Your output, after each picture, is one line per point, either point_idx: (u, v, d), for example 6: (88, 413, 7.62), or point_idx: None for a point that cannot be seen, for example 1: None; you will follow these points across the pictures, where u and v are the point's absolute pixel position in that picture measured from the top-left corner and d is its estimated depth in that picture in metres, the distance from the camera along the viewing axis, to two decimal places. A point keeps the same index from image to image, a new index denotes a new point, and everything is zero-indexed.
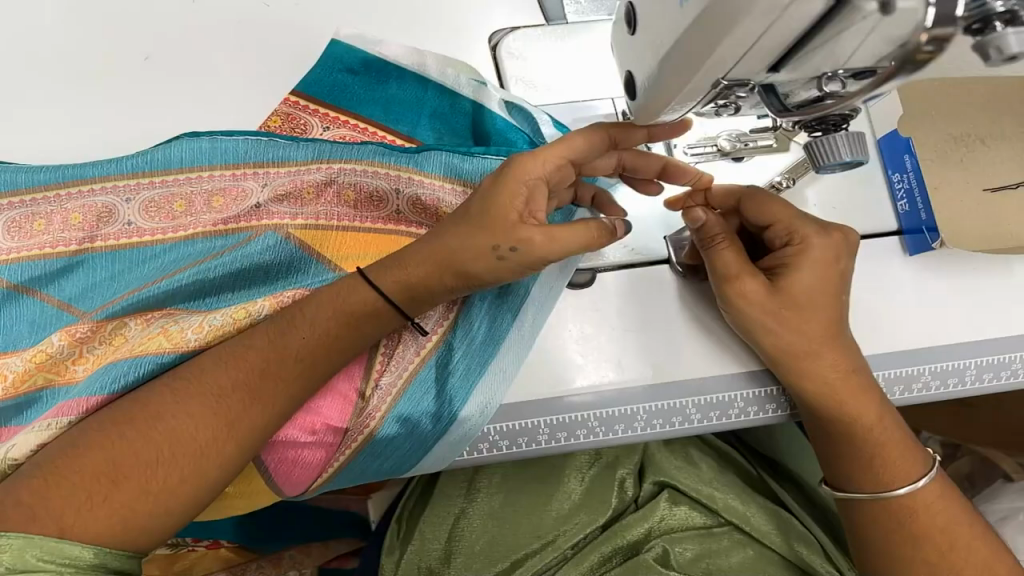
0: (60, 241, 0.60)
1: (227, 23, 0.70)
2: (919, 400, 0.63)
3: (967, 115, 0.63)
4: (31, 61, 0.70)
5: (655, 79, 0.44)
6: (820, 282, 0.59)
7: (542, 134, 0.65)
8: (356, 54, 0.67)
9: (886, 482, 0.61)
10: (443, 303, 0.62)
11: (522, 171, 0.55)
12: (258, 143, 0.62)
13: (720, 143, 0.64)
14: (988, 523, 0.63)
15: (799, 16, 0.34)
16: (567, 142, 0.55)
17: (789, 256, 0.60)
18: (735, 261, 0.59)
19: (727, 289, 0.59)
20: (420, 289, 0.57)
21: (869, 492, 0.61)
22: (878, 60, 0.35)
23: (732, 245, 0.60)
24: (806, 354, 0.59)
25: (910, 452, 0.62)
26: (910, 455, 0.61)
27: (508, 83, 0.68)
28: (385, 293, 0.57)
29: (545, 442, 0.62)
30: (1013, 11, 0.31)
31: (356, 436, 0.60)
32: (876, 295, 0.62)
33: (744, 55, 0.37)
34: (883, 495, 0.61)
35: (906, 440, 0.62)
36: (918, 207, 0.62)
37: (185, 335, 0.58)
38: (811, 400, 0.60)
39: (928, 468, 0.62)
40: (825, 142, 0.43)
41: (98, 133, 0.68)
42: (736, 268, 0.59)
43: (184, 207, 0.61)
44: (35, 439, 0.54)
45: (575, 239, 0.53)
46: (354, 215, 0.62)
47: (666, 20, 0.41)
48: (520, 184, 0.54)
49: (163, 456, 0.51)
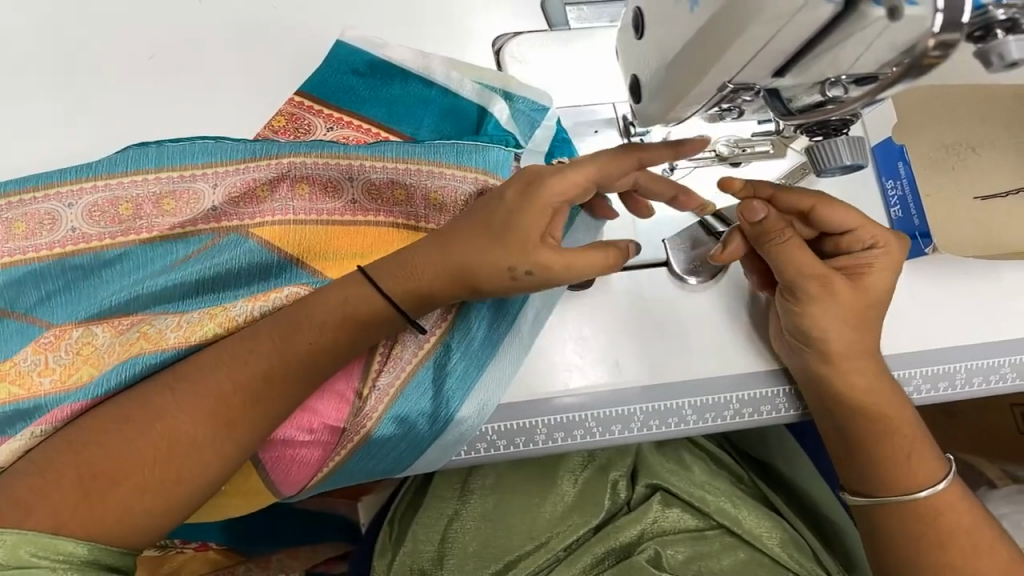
0: (13, 252, 0.60)
1: (230, 23, 0.70)
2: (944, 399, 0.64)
3: (959, 125, 0.65)
4: (28, 59, 0.69)
5: (661, 82, 0.45)
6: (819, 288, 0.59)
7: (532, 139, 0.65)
8: (362, 57, 0.67)
9: (905, 487, 0.63)
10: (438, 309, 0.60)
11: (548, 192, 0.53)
12: (204, 146, 0.61)
13: (718, 149, 0.64)
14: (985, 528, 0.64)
15: (807, 23, 0.35)
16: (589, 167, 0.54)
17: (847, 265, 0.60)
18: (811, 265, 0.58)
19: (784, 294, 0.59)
20: (412, 280, 0.56)
21: (897, 497, 0.63)
22: (880, 65, 0.36)
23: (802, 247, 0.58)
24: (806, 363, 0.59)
25: (931, 457, 0.64)
26: (931, 461, 0.63)
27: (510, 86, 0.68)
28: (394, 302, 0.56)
29: (542, 442, 0.62)
30: (1014, 20, 0.32)
31: (352, 437, 0.60)
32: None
33: (752, 59, 0.38)
34: (905, 499, 0.63)
35: (923, 444, 0.63)
36: (911, 214, 0.63)
37: (163, 336, 0.58)
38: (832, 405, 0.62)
39: (948, 471, 0.64)
40: (827, 145, 0.44)
41: (96, 131, 0.67)
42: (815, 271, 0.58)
43: (130, 211, 0.60)
44: (19, 446, 0.57)
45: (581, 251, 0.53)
46: (309, 209, 0.61)
47: (673, 25, 0.42)
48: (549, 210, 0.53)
49: (163, 462, 0.52)
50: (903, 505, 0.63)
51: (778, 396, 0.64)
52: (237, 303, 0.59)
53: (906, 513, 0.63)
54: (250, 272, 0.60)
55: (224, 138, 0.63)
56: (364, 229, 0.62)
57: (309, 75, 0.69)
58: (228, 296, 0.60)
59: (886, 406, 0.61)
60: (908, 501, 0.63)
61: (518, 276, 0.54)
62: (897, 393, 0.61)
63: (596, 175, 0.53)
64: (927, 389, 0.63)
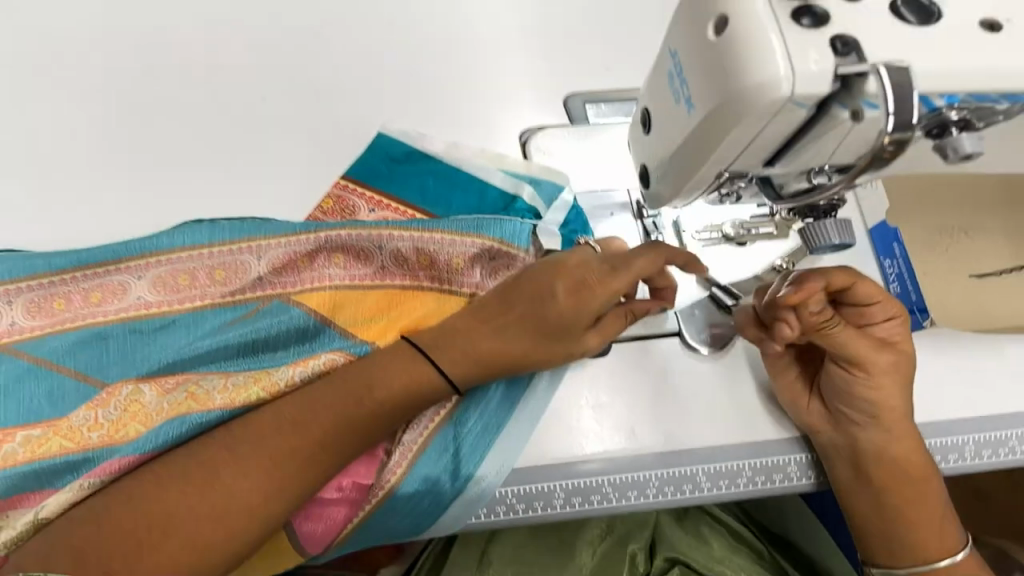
0: (81, 317, 0.67)
1: (286, 117, 0.79)
2: (957, 472, 0.65)
3: (951, 210, 0.71)
4: (108, 145, 0.78)
5: (666, 171, 0.51)
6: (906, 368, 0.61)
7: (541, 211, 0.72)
8: (400, 147, 0.75)
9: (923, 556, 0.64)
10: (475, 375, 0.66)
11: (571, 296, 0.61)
12: (254, 223, 0.69)
13: (724, 230, 0.70)
14: None
15: (785, 123, 0.41)
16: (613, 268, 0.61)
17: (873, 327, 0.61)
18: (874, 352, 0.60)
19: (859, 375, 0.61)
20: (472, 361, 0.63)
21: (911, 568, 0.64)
22: (858, 155, 0.42)
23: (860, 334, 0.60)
24: None
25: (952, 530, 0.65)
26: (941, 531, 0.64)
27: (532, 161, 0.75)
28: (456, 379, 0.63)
29: (560, 507, 0.65)
30: (965, 120, 0.39)
31: (377, 492, 0.64)
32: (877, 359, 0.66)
33: (742, 152, 0.44)
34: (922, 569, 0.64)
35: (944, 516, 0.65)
36: (909, 289, 0.67)
37: (211, 397, 0.63)
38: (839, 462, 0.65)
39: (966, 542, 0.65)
40: (817, 226, 0.50)
41: (166, 211, 0.76)
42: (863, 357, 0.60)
43: (188, 280, 0.67)
44: (66, 497, 0.60)
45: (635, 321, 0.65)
46: (344, 275, 0.68)
47: (672, 122, 0.48)
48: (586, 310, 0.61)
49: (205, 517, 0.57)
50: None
51: (789, 465, 0.67)
52: (281, 369, 0.64)
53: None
54: (292, 338, 0.66)
55: (271, 219, 0.70)
56: (395, 293, 0.68)
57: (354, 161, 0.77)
58: (270, 361, 0.66)
59: (897, 477, 0.63)
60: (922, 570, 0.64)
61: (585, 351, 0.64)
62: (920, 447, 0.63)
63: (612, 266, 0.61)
64: (938, 460, 0.64)
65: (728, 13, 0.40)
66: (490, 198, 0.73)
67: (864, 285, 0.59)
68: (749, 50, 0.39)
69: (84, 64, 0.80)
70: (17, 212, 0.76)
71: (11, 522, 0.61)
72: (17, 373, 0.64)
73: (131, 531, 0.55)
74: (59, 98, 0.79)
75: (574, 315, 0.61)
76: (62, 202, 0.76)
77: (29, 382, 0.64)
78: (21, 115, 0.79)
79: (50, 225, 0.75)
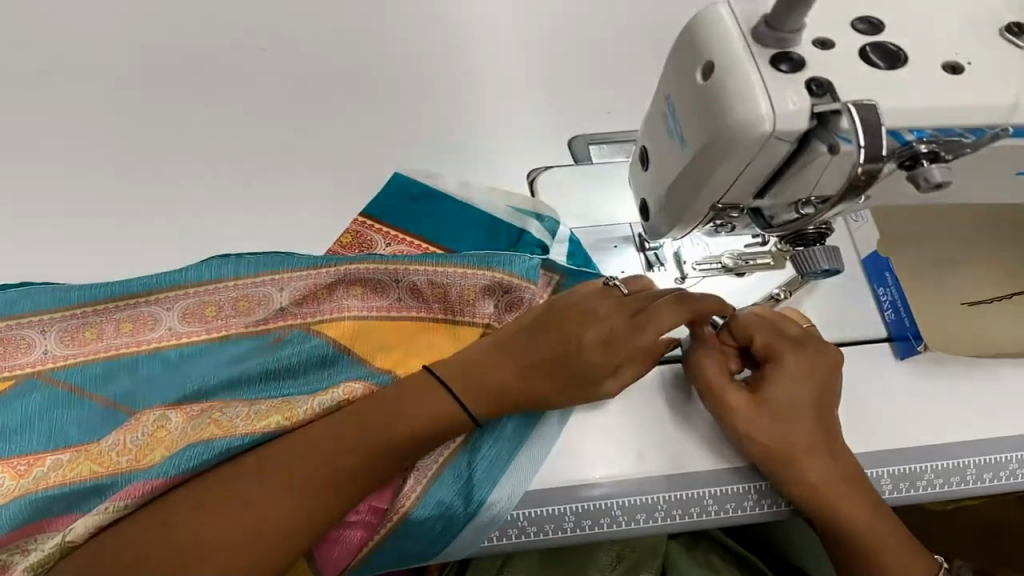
0: (112, 346, 0.70)
1: (310, 159, 0.84)
2: (961, 495, 0.66)
3: (941, 242, 0.75)
4: (141, 187, 0.83)
5: (664, 205, 0.55)
6: (799, 405, 0.64)
7: (547, 245, 0.75)
8: (415, 186, 0.80)
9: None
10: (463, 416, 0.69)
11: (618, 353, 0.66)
12: (277, 257, 0.72)
13: (723, 261, 0.73)
14: None
15: (771, 157, 0.45)
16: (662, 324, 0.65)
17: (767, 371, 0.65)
18: (716, 375, 0.66)
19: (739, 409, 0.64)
20: (486, 391, 0.66)
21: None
22: (837, 188, 0.46)
23: (713, 360, 0.67)
24: (806, 458, 0.63)
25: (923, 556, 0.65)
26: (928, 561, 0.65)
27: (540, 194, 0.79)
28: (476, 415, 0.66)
29: (570, 530, 0.66)
30: (933, 152, 0.43)
31: (392, 516, 0.66)
32: (854, 393, 0.69)
33: (732, 185, 0.48)
34: None
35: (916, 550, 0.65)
36: (902, 316, 0.70)
37: (234, 423, 0.66)
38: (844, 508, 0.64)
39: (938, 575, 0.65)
40: (807, 254, 0.53)
41: (193, 248, 0.80)
42: (717, 384, 0.65)
43: (214, 312, 0.71)
44: (94, 521, 0.62)
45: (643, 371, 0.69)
46: (362, 305, 0.71)
47: (668, 158, 0.52)
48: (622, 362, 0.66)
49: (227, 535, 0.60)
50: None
51: None
52: (304, 399, 0.67)
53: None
54: (314, 365, 0.69)
55: (294, 254, 0.74)
56: (410, 324, 0.72)
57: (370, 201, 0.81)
58: (293, 389, 0.68)
59: (869, 505, 0.63)
60: None
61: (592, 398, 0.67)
62: (864, 482, 0.64)
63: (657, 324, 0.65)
64: (939, 484, 0.65)
65: (714, 60, 0.45)
66: (500, 233, 0.77)
67: (752, 322, 0.67)
68: (733, 92, 0.43)
69: (119, 114, 0.86)
70: (49, 247, 0.80)
71: (40, 545, 0.64)
72: (52, 400, 0.68)
73: (164, 554, 0.60)
74: (94, 144, 0.85)
75: (599, 362, 0.65)
76: (94, 238, 0.81)
77: (64, 408, 0.68)
78: (59, 158, 0.84)
79: (80, 260, 0.79)
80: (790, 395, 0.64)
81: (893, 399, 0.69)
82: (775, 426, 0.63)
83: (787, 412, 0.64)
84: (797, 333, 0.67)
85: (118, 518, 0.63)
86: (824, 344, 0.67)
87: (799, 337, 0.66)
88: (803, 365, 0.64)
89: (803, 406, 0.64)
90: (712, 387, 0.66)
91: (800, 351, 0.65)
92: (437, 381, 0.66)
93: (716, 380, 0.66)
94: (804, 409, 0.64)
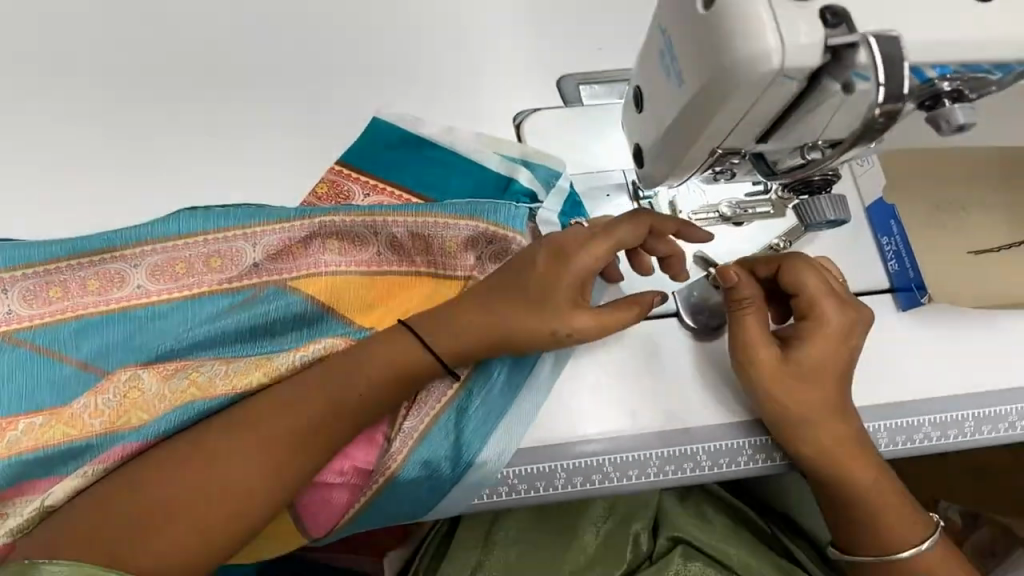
0: (79, 306, 0.66)
1: (279, 102, 0.79)
2: (959, 447, 0.65)
3: (950, 186, 0.71)
4: (101, 134, 0.78)
5: (660, 150, 0.51)
6: (837, 363, 0.61)
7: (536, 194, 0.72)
8: (395, 132, 0.75)
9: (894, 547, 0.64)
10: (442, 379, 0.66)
11: (577, 270, 0.61)
12: (247, 210, 0.68)
13: (720, 210, 0.69)
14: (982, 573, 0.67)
15: (779, 96, 0.41)
16: (622, 237, 0.62)
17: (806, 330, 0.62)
18: (756, 329, 0.62)
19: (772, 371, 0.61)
20: (463, 347, 0.63)
21: (879, 555, 0.64)
22: (849, 131, 0.43)
23: (755, 313, 0.62)
24: (800, 416, 0.61)
25: (918, 516, 0.65)
26: (916, 520, 0.65)
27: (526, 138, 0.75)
28: (443, 360, 0.63)
29: (562, 487, 0.65)
30: (957, 91, 0.40)
31: (378, 479, 0.64)
32: None
33: (734, 128, 0.44)
34: (891, 558, 0.64)
35: (913, 509, 0.65)
36: (906, 267, 0.67)
37: (214, 384, 0.64)
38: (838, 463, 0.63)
39: (935, 530, 0.65)
40: (812, 203, 0.51)
41: (160, 199, 0.76)
42: (756, 338, 0.62)
43: (185, 269, 0.67)
44: (72, 484, 0.62)
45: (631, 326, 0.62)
46: (339, 260, 0.68)
47: (666, 98, 0.47)
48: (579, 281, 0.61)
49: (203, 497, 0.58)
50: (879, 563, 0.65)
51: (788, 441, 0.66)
52: (282, 354, 0.65)
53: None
54: (292, 322, 0.66)
55: (264, 206, 0.69)
56: (390, 279, 0.68)
57: (348, 147, 0.76)
58: (271, 347, 0.66)
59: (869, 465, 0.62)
60: (894, 561, 0.64)
61: (559, 337, 0.62)
62: (867, 444, 0.62)
63: (617, 241, 0.61)
64: (936, 437, 0.64)
65: None
66: (483, 180, 0.73)
67: (805, 269, 0.62)
68: (737, 23, 0.39)
69: (74, 57, 0.80)
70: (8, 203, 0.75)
71: (19, 509, 0.62)
72: (20, 362, 0.64)
73: (144, 517, 0.57)
74: (48, 90, 0.79)
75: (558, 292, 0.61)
76: (56, 191, 0.76)
77: (32, 371, 0.64)
78: (14, 107, 0.78)
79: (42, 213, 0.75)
80: (830, 355, 0.61)
81: (894, 351, 0.66)
82: (803, 386, 0.61)
83: (817, 372, 0.61)
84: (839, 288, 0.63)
85: (94, 480, 0.62)
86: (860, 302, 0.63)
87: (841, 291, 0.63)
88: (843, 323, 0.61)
89: (836, 371, 0.61)
90: (750, 340, 0.62)
91: (844, 308, 0.61)
92: (406, 329, 0.64)
93: (756, 334, 0.62)
94: (831, 373, 0.61)
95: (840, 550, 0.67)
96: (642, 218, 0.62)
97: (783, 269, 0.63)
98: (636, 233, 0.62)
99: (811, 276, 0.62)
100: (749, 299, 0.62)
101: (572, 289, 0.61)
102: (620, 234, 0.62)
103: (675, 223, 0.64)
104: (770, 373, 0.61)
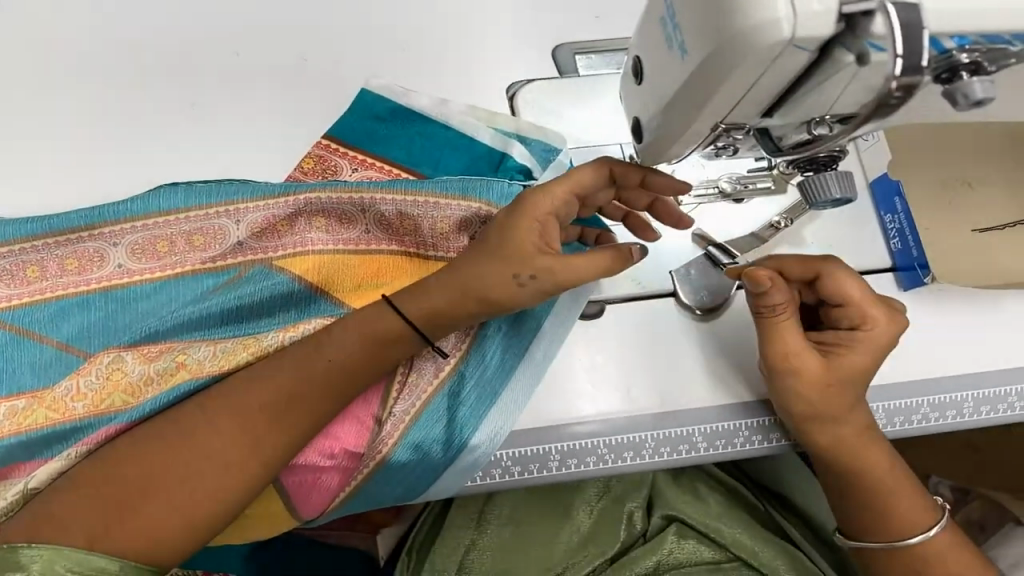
0: (58, 286, 0.64)
1: (262, 72, 0.76)
2: (957, 428, 0.64)
3: (954, 162, 0.70)
4: (78, 106, 0.75)
5: (660, 124, 0.48)
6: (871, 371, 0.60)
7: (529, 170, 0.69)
8: (384, 104, 0.72)
9: (897, 533, 0.65)
10: (431, 358, 0.63)
11: (534, 209, 0.58)
12: (230, 186, 0.65)
13: (721, 185, 0.68)
14: (975, 552, 0.67)
15: (788, 67, 0.39)
16: (580, 180, 0.60)
17: (849, 340, 0.61)
18: (794, 339, 0.60)
19: (802, 375, 0.60)
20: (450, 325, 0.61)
21: (885, 542, 0.65)
22: (861, 104, 0.41)
23: (790, 320, 0.60)
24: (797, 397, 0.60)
25: (924, 505, 0.66)
26: (922, 507, 0.65)
27: (521, 111, 0.72)
28: (416, 326, 0.60)
29: (556, 469, 0.64)
30: (976, 64, 0.38)
31: (369, 463, 0.62)
32: None
33: (739, 102, 0.42)
34: (896, 545, 0.65)
35: (916, 492, 0.65)
36: (910, 245, 0.65)
37: (202, 366, 0.62)
38: (834, 443, 0.62)
39: (937, 517, 0.66)
40: (818, 180, 0.49)
41: (140, 174, 0.73)
42: (795, 347, 0.60)
43: (167, 247, 0.65)
44: (55, 467, 0.60)
45: (597, 274, 0.57)
46: (327, 238, 0.65)
47: (667, 69, 0.45)
48: (537, 222, 0.58)
49: (177, 479, 0.56)
50: (882, 550, 0.65)
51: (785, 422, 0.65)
52: (270, 334, 0.63)
53: (893, 551, 0.65)
54: (279, 303, 0.64)
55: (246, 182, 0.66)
56: (380, 258, 0.66)
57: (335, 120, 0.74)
58: (259, 328, 0.64)
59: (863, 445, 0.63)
60: (896, 547, 0.65)
61: (523, 281, 0.58)
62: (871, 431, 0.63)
63: (575, 185, 0.59)
64: (934, 418, 0.63)
65: None
66: (476, 155, 0.71)
67: (846, 282, 0.61)
68: None
69: (50, 26, 0.77)
70: None
71: None
72: None
73: (114, 498, 0.55)
74: (25, 62, 0.76)
75: (516, 236, 0.58)
76: (33, 166, 0.73)
77: (11, 352, 0.62)
78: None
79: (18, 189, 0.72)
80: (872, 364, 0.60)
81: None
82: (845, 391, 0.60)
83: (854, 381, 0.60)
84: (880, 295, 0.62)
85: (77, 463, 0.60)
86: (891, 300, 0.62)
87: (883, 300, 0.62)
88: (889, 336, 0.60)
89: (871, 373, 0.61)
90: (790, 347, 0.60)
91: (892, 318, 0.60)
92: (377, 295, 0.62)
93: (798, 343, 0.60)
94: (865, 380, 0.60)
95: (846, 537, 0.67)
96: (604, 162, 0.60)
97: (826, 276, 0.61)
98: (597, 176, 0.60)
99: (855, 290, 0.61)
100: (784, 305, 0.60)
101: (534, 229, 0.58)
102: (579, 177, 0.59)
103: (643, 173, 0.61)
104: (784, 377, 0.59)
